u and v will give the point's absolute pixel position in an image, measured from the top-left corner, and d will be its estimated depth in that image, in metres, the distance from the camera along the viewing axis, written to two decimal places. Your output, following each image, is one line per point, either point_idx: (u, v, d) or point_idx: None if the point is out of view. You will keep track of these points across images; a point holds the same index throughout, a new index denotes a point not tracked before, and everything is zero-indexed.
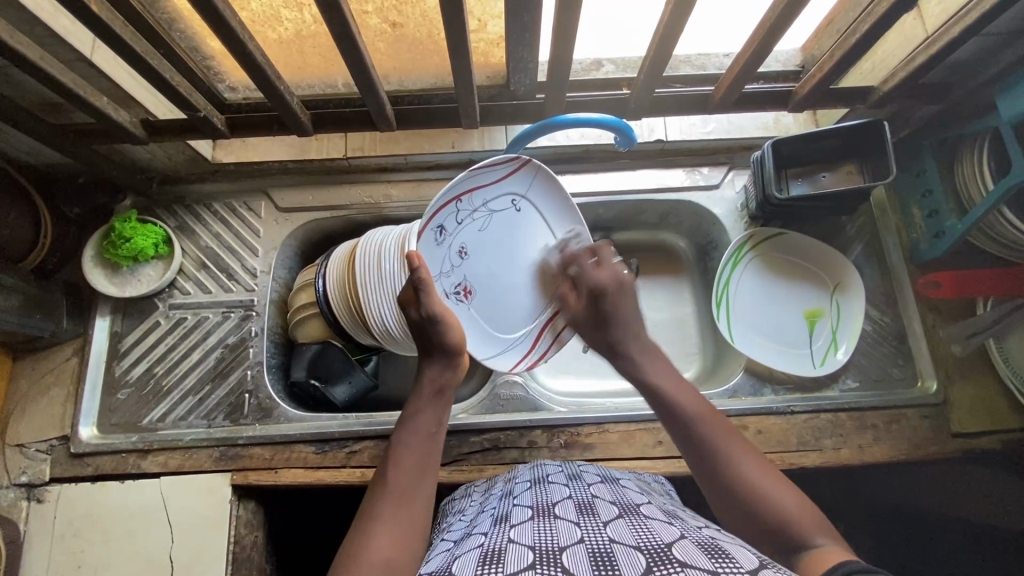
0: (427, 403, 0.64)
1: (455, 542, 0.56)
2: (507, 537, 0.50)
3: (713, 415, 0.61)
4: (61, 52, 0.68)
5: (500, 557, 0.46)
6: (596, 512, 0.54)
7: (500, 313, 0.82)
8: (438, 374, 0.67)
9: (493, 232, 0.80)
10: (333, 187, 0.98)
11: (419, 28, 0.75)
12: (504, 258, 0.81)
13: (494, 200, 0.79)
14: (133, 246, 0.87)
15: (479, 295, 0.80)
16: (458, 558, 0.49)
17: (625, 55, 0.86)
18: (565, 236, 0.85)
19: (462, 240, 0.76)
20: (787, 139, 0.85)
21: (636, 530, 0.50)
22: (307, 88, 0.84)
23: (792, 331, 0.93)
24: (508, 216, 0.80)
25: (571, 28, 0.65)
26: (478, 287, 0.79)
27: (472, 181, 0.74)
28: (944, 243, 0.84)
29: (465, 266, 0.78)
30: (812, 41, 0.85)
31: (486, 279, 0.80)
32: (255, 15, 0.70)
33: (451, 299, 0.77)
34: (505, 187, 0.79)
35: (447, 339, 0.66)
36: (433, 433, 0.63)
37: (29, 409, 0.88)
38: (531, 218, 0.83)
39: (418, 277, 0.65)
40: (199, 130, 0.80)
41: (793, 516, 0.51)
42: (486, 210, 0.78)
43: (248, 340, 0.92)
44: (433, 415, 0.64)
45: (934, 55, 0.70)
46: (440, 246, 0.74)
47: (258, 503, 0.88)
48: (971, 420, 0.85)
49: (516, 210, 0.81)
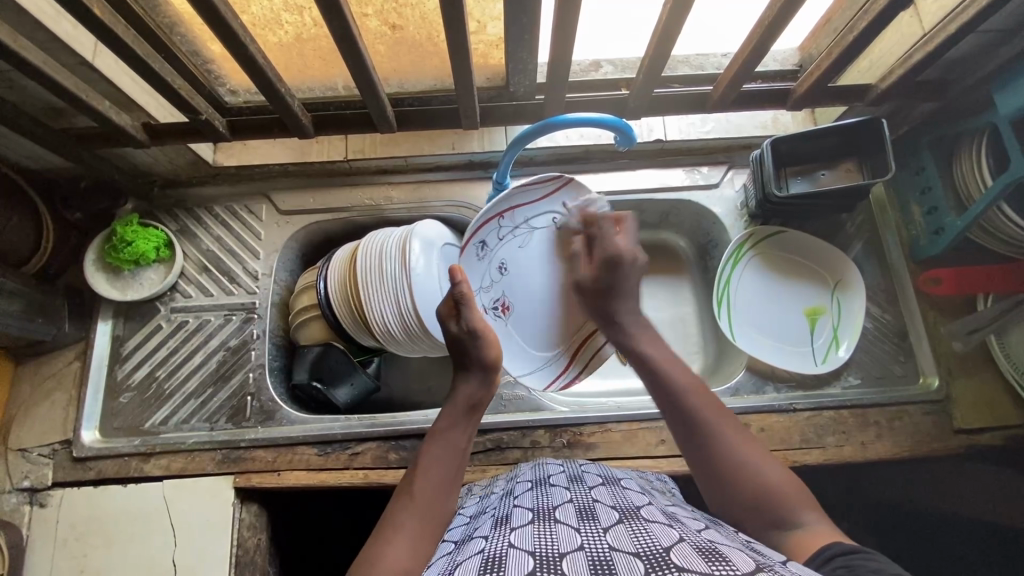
0: (460, 417, 0.66)
1: (456, 545, 0.56)
2: (508, 542, 0.50)
3: (700, 388, 0.62)
4: (62, 57, 0.68)
5: (500, 564, 0.46)
6: (597, 516, 0.54)
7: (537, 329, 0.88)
8: (474, 390, 0.68)
9: (533, 249, 0.85)
10: (333, 189, 0.98)
11: (419, 30, 0.76)
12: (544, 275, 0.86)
13: (534, 218, 0.84)
14: (134, 250, 0.88)
15: (515, 313, 0.86)
16: (459, 564, 0.49)
17: (623, 56, 0.87)
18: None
19: (501, 257, 0.83)
20: (786, 137, 0.85)
21: (635, 535, 0.50)
22: (307, 91, 0.85)
23: (793, 329, 0.93)
24: (556, 234, 0.85)
25: (570, 27, 0.65)
26: (516, 302, 0.86)
27: (509, 201, 0.81)
28: (945, 239, 0.85)
29: (504, 283, 0.85)
30: (809, 41, 0.85)
31: (526, 294, 0.86)
32: (256, 19, 0.70)
33: (489, 314, 0.85)
34: (549, 203, 0.84)
35: (485, 356, 0.69)
36: (462, 449, 0.65)
37: (30, 413, 0.88)
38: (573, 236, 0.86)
39: (460, 291, 0.69)
40: (200, 133, 0.80)
41: (777, 491, 0.54)
42: (528, 227, 0.84)
43: (250, 342, 0.92)
44: (464, 432, 0.66)
45: (931, 52, 0.70)
46: (480, 261, 0.83)
47: (261, 506, 0.88)
48: (974, 416, 0.85)
49: (557, 227, 0.85)
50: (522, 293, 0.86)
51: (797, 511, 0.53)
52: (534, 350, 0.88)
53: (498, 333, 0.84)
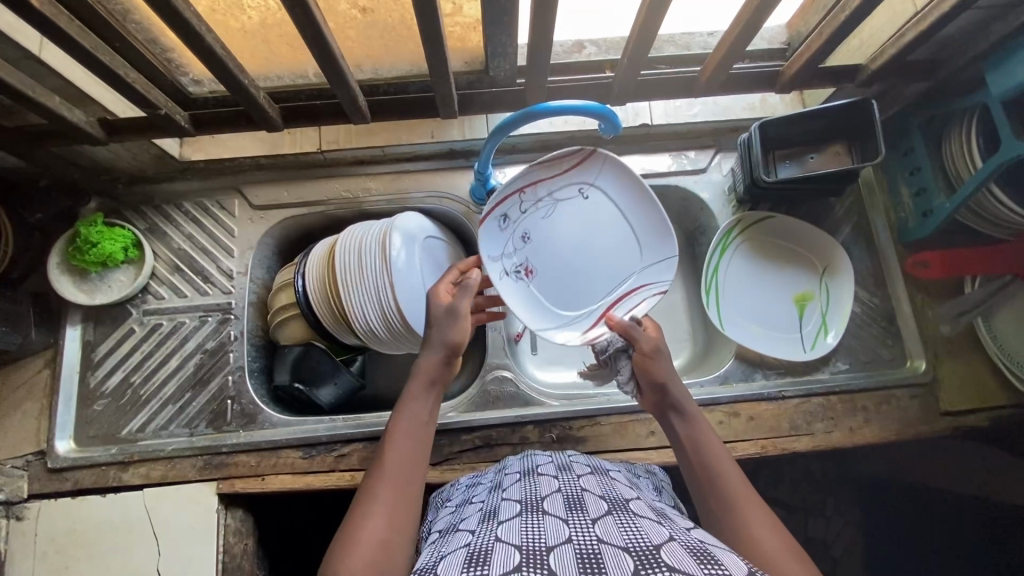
0: (421, 389, 0.65)
1: (442, 538, 0.55)
2: (494, 536, 0.49)
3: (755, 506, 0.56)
4: (5, 51, 0.63)
5: (486, 558, 0.45)
6: (585, 506, 0.53)
7: (566, 294, 0.78)
8: (431, 365, 0.66)
9: (559, 219, 0.77)
10: (309, 182, 0.94)
11: (391, 13, 0.71)
12: (570, 241, 0.78)
13: (558, 190, 0.77)
14: (100, 251, 0.83)
15: (541, 278, 0.78)
16: (444, 557, 0.48)
17: (606, 35, 0.83)
18: (637, 220, 0.77)
19: (525, 227, 0.77)
20: (774, 120, 0.83)
21: (623, 527, 0.49)
22: (274, 80, 0.80)
23: (782, 317, 0.92)
24: (576, 205, 0.77)
25: (550, 9, 0.61)
26: (541, 270, 0.78)
27: (534, 172, 0.76)
28: (932, 222, 0.84)
29: (528, 249, 0.77)
30: (798, 17, 0.81)
31: (550, 258, 0.77)
32: (215, 4, 0.65)
33: (511, 279, 0.76)
34: (571, 176, 0.77)
35: (451, 336, 0.67)
36: (427, 421, 0.63)
37: (2, 424, 0.85)
38: (606, 206, 0.77)
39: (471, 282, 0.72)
40: (161, 128, 0.76)
41: None
42: (550, 200, 0.77)
43: (228, 344, 0.89)
44: (426, 404, 0.64)
45: (926, 30, 0.68)
46: (502, 233, 0.76)
47: (248, 510, 0.85)
48: (960, 398, 0.85)
49: (584, 199, 0.77)
50: (548, 260, 0.77)
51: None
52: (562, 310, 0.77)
53: (517, 298, 0.76)
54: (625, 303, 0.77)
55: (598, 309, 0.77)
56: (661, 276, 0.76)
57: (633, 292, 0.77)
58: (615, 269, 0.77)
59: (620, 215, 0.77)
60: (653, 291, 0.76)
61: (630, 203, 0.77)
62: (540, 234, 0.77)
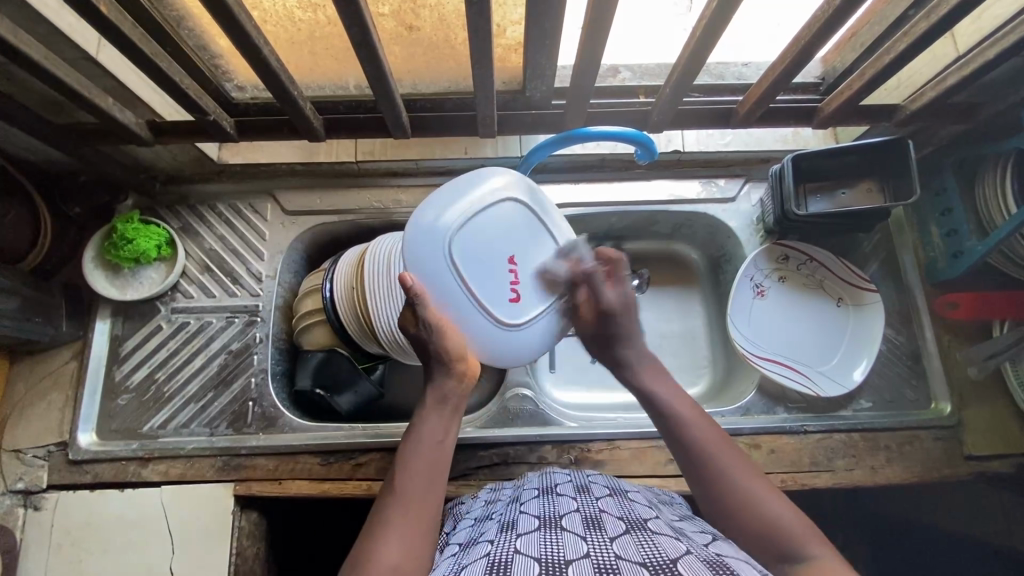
0: (434, 411, 0.63)
1: (461, 550, 0.56)
2: (514, 547, 0.49)
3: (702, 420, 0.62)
4: (64, 51, 0.65)
5: (507, 568, 0.45)
6: (603, 525, 0.53)
7: (747, 325, 0.92)
8: (441, 386, 0.64)
9: (812, 299, 0.93)
10: (341, 191, 0.95)
11: (436, 32, 0.73)
12: (794, 314, 0.93)
13: (829, 283, 0.93)
14: (135, 248, 0.85)
15: (763, 304, 0.93)
16: (465, 567, 0.48)
17: (642, 62, 0.84)
18: (847, 338, 0.91)
19: (780, 272, 0.93)
20: (808, 153, 0.83)
21: (642, 545, 0.49)
22: (317, 89, 0.82)
23: (805, 350, 0.91)
24: (823, 302, 0.93)
25: (598, 36, 0.62)
26: (765, 299, 0.93)
27: (837, 264, 0.92)
28: (964, 262, 0.83)
29: (767, 284, 0.93)
30: (833, 53, 0.82)
31: (779, 302, 0.93)
32: (268, 15, 0.67)
33: (750, 285, 0.92)
34: (853, 292, 0.91)
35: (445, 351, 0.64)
36: (440, 441, 0.61)
37: (26, 413, 0.86)
38: (830, 313, 0.92)
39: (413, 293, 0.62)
40: (206, 133, 0.77)
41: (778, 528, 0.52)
42: (806, 277, 0.94)
43: (252, 346, 0.90)
44: (440, 423, 0.62)
45: (967, 77, 0.68)
46: (770, 262, 0.93)
47: (261, 513, 0.87)
48: (984, 442, 0.84)
49: (835, 309, 0.93)
50: (780, 302, 0.93)
51: (801, 540, 0.51)
52: (742, 329, 0.91)
53: (745, 298, 0.92)
54: (774, 363, 0.89)
55: (759, 350, 0.90)
56: (825, 382, 0.88)
57: (784, 363, 0.89)
58: (796, 345, 0.92)
59: (832, 329, 0.92)
60: (802, 378, 0.88)
61: (850, 330, 0.91)
62: (791, 290, 0.94)
